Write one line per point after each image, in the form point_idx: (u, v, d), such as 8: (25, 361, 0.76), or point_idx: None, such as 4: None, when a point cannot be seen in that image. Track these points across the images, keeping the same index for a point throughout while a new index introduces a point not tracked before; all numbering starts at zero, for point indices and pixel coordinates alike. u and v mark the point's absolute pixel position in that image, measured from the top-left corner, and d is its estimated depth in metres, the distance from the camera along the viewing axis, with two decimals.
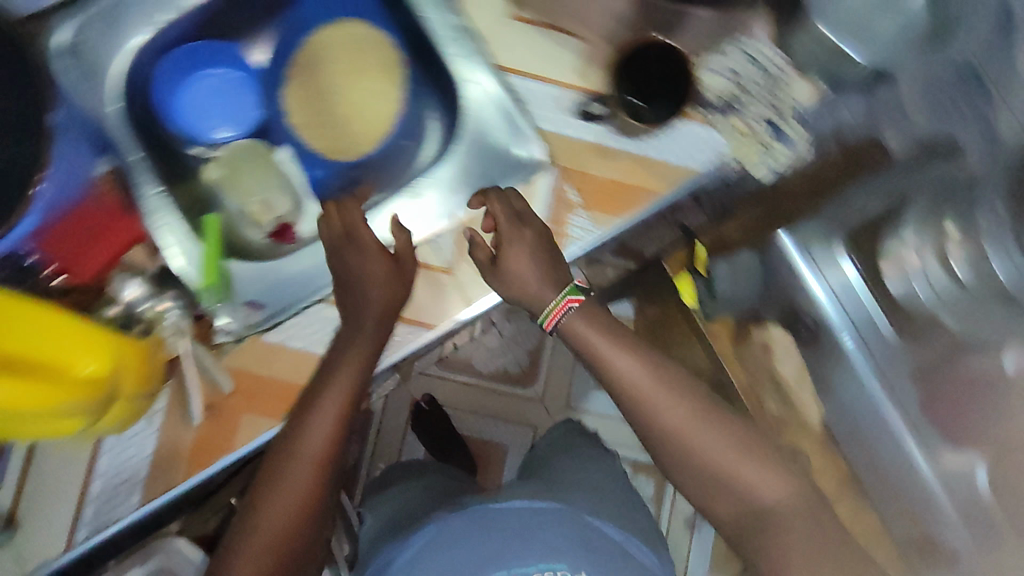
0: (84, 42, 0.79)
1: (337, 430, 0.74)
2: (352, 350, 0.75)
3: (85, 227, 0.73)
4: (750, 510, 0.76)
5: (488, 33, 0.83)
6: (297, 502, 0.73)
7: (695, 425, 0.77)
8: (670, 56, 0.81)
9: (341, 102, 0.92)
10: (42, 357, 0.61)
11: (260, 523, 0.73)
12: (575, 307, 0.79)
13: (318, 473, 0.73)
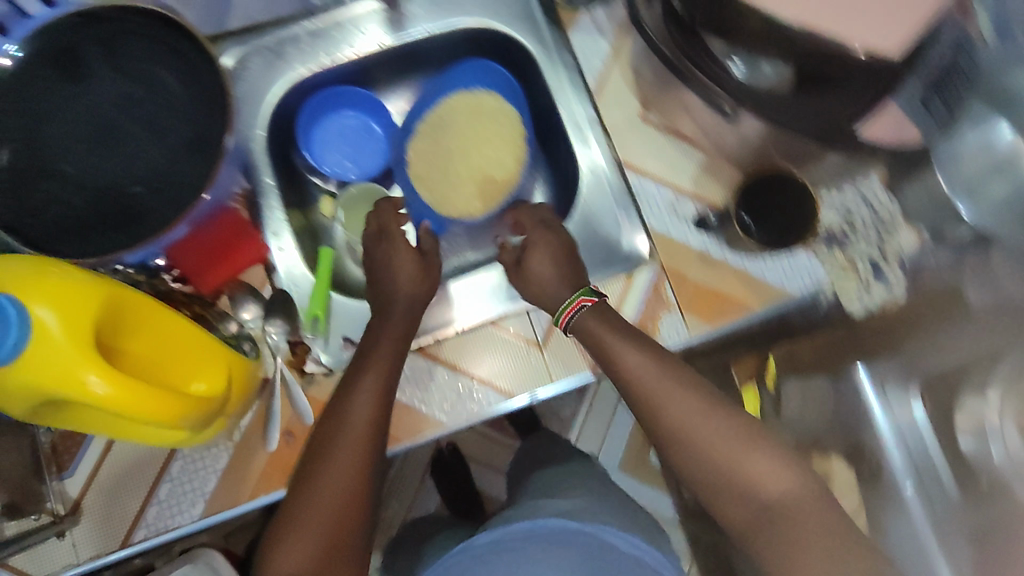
0: (242, 69, 0.87)
1: (376, 423, 0.73)
2: (386, 343, 0.76)
3: (214, 245, 0.76)
4: (758, 508, 0.68)
5: (614, 128, 0.88)
6: (343, 497, 0.71)
7: (703, 417, 0.71)
8: (796, 184, 0.79)
9: (463, 166, 0.94)
10: (166, 364, 0.61)
11: (301, 522, 0.70)
12: (586, 307, 0.77)
13: (362, 469, 0.72)
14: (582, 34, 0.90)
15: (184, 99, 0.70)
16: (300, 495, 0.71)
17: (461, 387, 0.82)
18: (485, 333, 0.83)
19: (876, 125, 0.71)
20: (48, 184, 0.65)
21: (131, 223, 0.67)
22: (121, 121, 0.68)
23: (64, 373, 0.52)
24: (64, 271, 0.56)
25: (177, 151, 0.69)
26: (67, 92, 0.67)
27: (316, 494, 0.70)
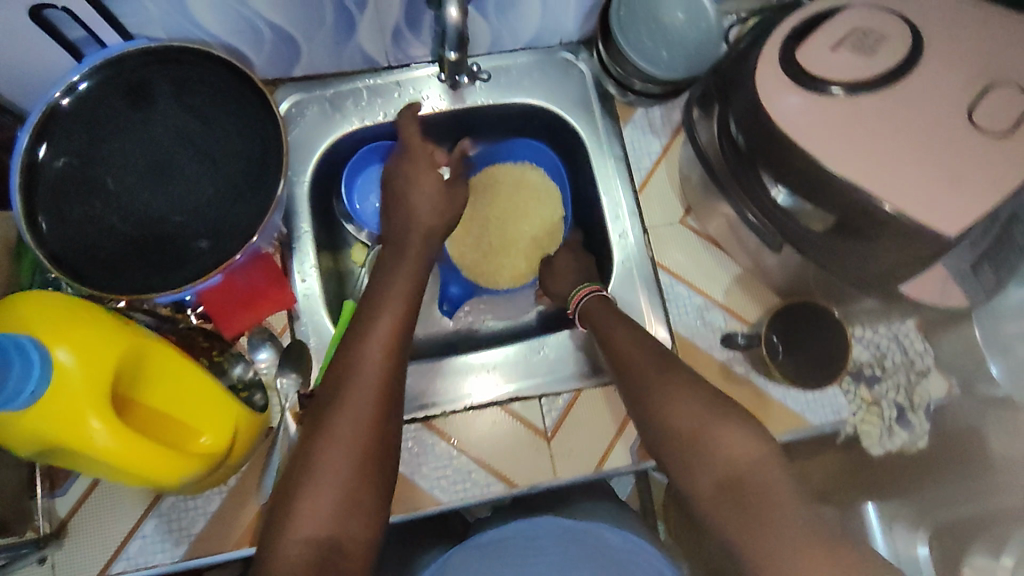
0: (299, 115, 0.88)
1: (382, 383, 0.63)
2: (386, 319, 0.68)
3: (244, 292, 0.77)
4: (729, 476, 0.60)
5: (653, 229, 0.88)
6: (354, 455, 0.59)
7: (675, 377, 0.67)
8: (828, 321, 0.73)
9: (499, 235, 0.94)
10: (174, 413, 0.61)
11: (310, 484, 0.57)
12: (600, 295, 0.81)
13: (373, 425, 0.61)
14: (634, 129, 0.90)
15: (234, 142, 0.71)
16: (303, 471, 0.58)
17: (463, 466, 0.80)
18: (494, 414, 0.82)
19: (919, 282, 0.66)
20: (94, 214, 0.67)
21: (166, 262, 0.68)
22: (175, 160, 0.70)
23: (69, 420, 0.52)
24: (90, 313, 0.56)
25: (225, 195, 0.70)
26: (128, 127, 0.69)
27: (321, 454, 0.59)
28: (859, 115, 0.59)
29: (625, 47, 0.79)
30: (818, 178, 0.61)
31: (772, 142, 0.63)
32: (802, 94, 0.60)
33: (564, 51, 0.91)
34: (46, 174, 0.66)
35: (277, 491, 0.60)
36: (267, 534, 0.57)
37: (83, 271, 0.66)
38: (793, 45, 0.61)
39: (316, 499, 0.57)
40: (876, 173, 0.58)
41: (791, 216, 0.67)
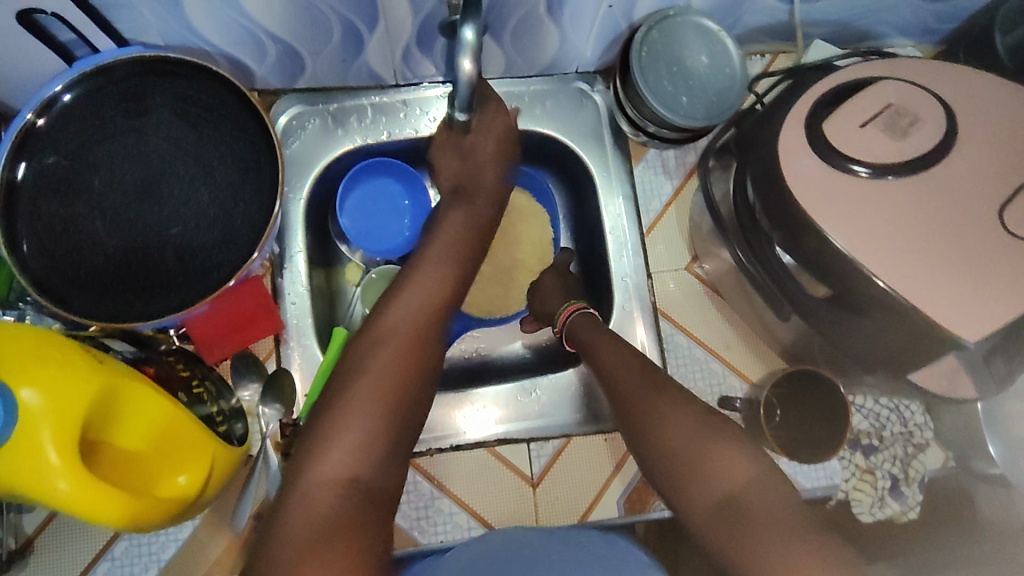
0: (299, 128, 0.85)
1: (415, 339, 0.64)
2: (426, 280, 0.69)
3: (230, 316, 0.76)
4: (720, 502, 0.58)
5: (657, 273, 0.86)
6: (383, 404, 0.59)
7: (662, 401, 0.64)
8: (827, 385, 0.72)
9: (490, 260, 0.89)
10: (150, 451, 0.59)
11: (339, 427, 0.57)
12: (591, 312, 0.78)
13: (407, 377, 0.61)
14: (646, 168, 0.88)
15: (230, 159, 0.68)
16: (331, 415, 0.58)
17: (446, 507, 0.78)
18: (482, 456, 0.80)
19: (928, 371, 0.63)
20: (77, 235, 0.64)
21: (151, 289, 0.65)
22: (166, 181, 0.67)
23: (33, 473, 0.50)
24: (61, 354, 0.53)
25: (216, 219, 0.67)
26: (117, 144, 0.66)
27: (353, 399, 0.58)
28: (882, 199, 0.56)
29: (644, 88, 0.75)
30: (834, 258, 0.58)
31: (789, 214, 0.61)
32: (825, 171, 0.58)
33: (579, 81, 0.88)
34: (28, 191, 0.63)
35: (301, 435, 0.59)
36: (289, 480, 0.56)
37: (64, 295, 0.63)
38: (819, 117, 0.59)
39: (344, 442, 0.56)
40: (895, 262, 0.56)
41: (803, 289, 0.65)
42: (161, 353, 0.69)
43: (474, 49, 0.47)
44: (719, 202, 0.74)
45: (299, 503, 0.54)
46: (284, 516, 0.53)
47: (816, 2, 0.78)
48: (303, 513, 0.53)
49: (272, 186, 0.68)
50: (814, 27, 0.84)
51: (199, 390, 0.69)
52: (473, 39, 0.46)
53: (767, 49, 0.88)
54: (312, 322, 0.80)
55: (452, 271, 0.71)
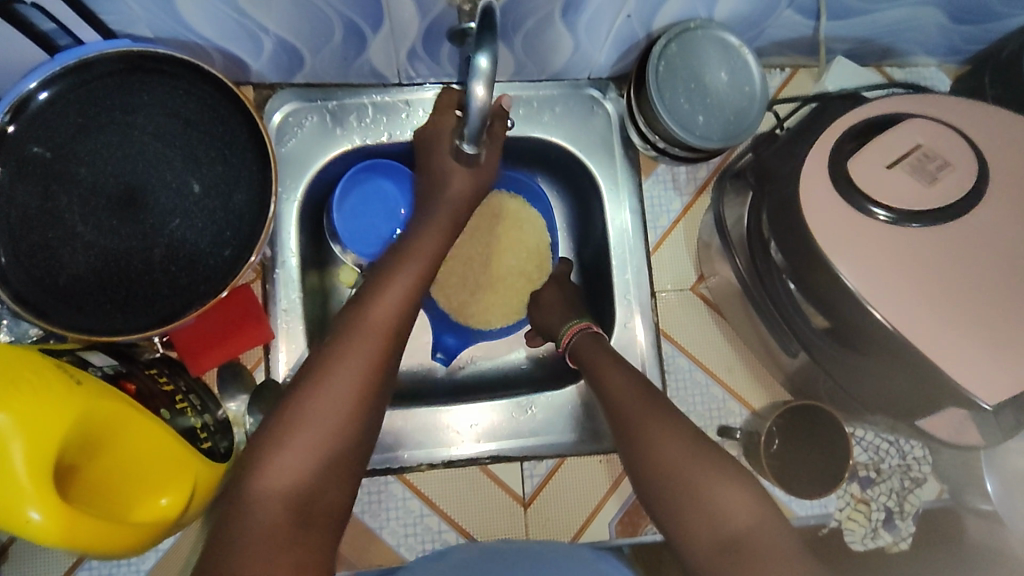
0: (296, 125, 0.81)
1: (387, 337, 0.59)
2: (404, 274, 0.64)
3: (216, 327, 0.73)
4: (721, 538, 0.55)
5: (661, 292, 0.84)
6: (346, 410, 0.55)
7: (662, 426, 0.62)
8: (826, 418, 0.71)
9: (483, 271, 0.86)
10: (130, 475, 0.57)
11: (298, 430, 0.53)
12: (592, 331, 0.76)
13: (372, 378, 0.57)
14: (655, 182, 0.85)
15: (221, 164, 0.65)
16: (291, 416, 0.54)
17: (434, 523, 0.77)
18: (474, 473, 0.79)
19: (937, 418, 0.61)
20: (57, 243, 0.61)
21: (132, 302, 0.62)
22: (151, 184, 0.63)
23: (4, 503, 0.47)
24: (37, 376, 0.50)
25: (203, 228, 0.64)
26: (101, 145, 0.62)
27: (314, 400, 0.55)
28: (902, 245, 0.55)
29: (660, 107, 0.71)
30: (848, 301, 0.57)
31: (803, 252, 0.58)
32: (844, 212, 0.56)
33: (591, 88, 0.84)
34: (4, 193, 0.60)
35: (256, 432, 0.55)
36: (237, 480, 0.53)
37: (41, 306, 0.60)
38: (844, 155, 0.56)
39: (302, 446, 0.53)
40: (908, 311, 0.54)
41: (811, 327, 0.63)
42: (143, 362, 0.67)
43: (489, 75, 0.45)
44: (729, 228, 0.72)
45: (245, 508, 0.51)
46: (226, 524, 0.50)
47: (843, 20, 0.75)
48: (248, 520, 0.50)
49: (264, 194, 0.65)
50: (838, 43, 0.81)
51: (183, 404, 0.66)
52: (488, 67, 0.44)
53: (789, 63, 0.86)
54: (303, 331, 0.78)
55: (432, 263, 0.66)
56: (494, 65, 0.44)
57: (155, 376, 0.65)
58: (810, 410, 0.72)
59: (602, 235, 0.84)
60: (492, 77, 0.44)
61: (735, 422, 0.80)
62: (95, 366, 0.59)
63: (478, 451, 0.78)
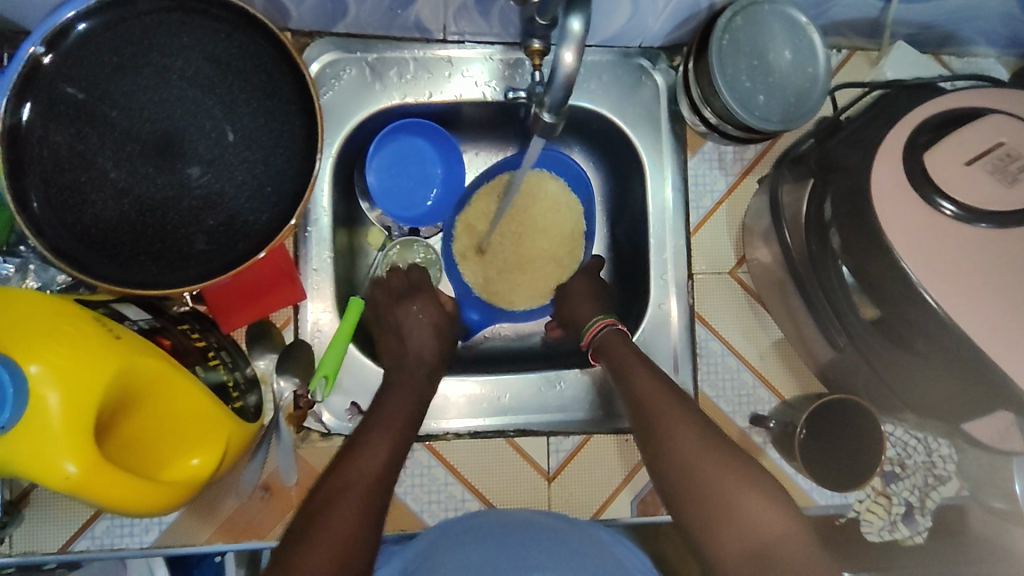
0: (333, 77, 0.78)
1: (392, 456, 0.63)
2: (400, 402, 0.68)
3: (249, 288, 0.71)
4: (752, 545, 0.55)
5: (699, 273, 0.82)
6: (376, 482, 0.60)
7: (691, 427, 0.62)
8: (857, 409, 0.70)
9: (515, 251, 0.84)
10: (161, 438, 0.55)
11: (318, 543, 0.54)
12: (616, 327, 0.74)
13: (381, 491, 0.60)
14: (701, 160, 0.83)
15: (263, 114, 0.62)
16: (329, 490, 0.58)
17: (455, 492, 0.77)
18: (499, 445, 0.78)
19: (982, 421, 0.63)
20: (90, 190, 0.58)
21: (167, 254, 0.60)
22: (187, 132, 0.60)
23: (40, 456, 0.46)
24: (74, 327, 0.49)
25: (242, 182, 0.61)
26: (136, 88, 0.59)
27: (350, 470, 0.60)
28: (964, 244, 0.55)
29: (721, 83, 0.68)
30: (910, 297, 0.57)
31: (869, 243, 0.58)
32: (913, 207, 0.56)
33: (641, 57, 0.81)
34: (35, 133, 0.57)
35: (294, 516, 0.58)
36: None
37: (73, 255, 0.57)
38: (920, 149, 0.56)
39: (322, 559, 0.53)
40: (967, 311, 0.55)
41: (861, 320, 0.63)
42: (175, 315, 0.65)
43: (579, 40, 0.47)
44: (780, 215, 0.70)
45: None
46: None
47: (912, 3, 0.72)
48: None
49: (307, 150, 0.62)
50: (902, 27, 0.78)
51: (214, 360, 0.64)
52: (580, 30, 0.47)
53: (846, 44, 0.82)
54: (333, 294, 0.77)
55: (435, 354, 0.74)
56: (584, 30, 0.47)
57: (187, 332, 0.63)
58: (838, 403, 0.71)
59: (641, 213, 0.82)
60: (582, 40, 0.47)
61: (764, 409, 0.80)
62: (130, 319, 0.57)
63: (504, 423, 0.78)
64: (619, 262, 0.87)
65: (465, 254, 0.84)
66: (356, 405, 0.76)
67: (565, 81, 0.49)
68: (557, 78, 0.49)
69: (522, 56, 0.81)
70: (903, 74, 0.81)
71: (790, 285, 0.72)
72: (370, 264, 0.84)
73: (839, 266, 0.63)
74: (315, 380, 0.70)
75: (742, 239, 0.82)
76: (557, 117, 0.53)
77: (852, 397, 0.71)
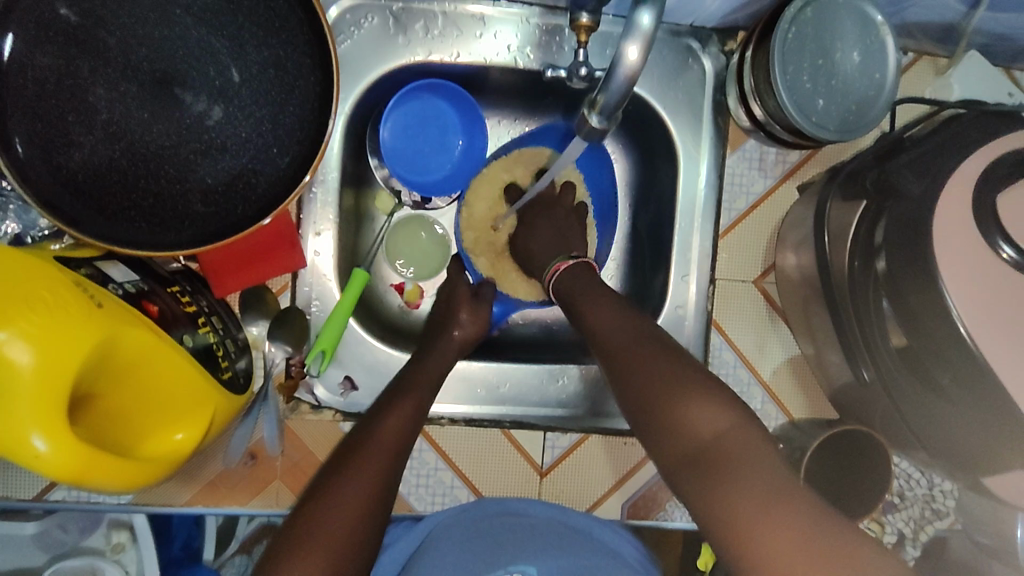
0: (353, 24, 0.71)
1: (408, 428, 0.60)
2: (422, 376, 0.66)
3: (245, 252, 0.66)
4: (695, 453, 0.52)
5: (723, 281, 0.77)
6: (367, 504, 0.53)
7: (670, 374, 0.55)
8: (859, 437, 0.69)
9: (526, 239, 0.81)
10: (144, 406, 0.52)
11: (330, 505, 0.51)
12: (561, 269, 0.71)
13: (398, 463, 0.57)
14: (740, 158, 0.77)
15: (274, 67, 0.55)
16: (313, 508, 0.51)
17: (445, 478, 0.74)
18: (495, 436, 0.75)
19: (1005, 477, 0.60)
20: (78, 132, 0.52)
21: (162, 211, 0.55)
22: (188, 78, 0.54)
23: (9, 431, 0.42)
24: (52, 295, 0.45)
25: (247, 138, 0.56)
26: (134, 21, 0.53)
27: (339, 485, 0.53)
28: (1017, 293, 0.52)
29: (779, 79, 0.62)
30: (949, 341, 0.53)
31: (914, 277, 0.54)
32: (972, 247, 0.52)
33: (691, 37, 0.74)
34: (18, 62, 0.50)
35: (277, 531, 0.52)
36: (265, 561, 0.49)
37: (59, 206, 0.52)
38: (991, 187, 0.52)
39: (333, 521, 0.50)
40: (1010, 363, 0.51)
41: (889, 351, 0.59)
42: (168, 278, 0.60)
43: (646, 37, 0.43)
44: (820, 230, 0.65)
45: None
46: None
47: (999, 12, 0.65)
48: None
49: (320, 110, 0.56)
50: (979, 37, 0.71)
51: (205, 326, 0.60)
52: (649, 26, 0.43)
53: (914, 47, 0.75)
54: (335, 262, 0.73)
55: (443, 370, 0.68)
56: (653, 26, 0.43)
57: (177, 295, 0.59)
58: (849, 432, 0.69)
59: (669, 206, 0.77)
60: (651, 37, 0.43)
61: (770, 425, 0.77)
62: (115, 282, 0.53)
63: (502, 413, 0.76)
64: (636, 254, 0.82)
65: (472, 241, 0.80)
66: (350, 380, 0.73)
67: (624, 83, 0.45)
68: (617, 76, 0.44)
69: (561, 23, 0.74)
70: (971, 87, 0.75)
71: (816, 303, 0.68)
72: (377, 233, 0.80)
73: (878, 295, 0.59)
74: (313, 354, 0.68)
75: (772, 247, 0.78)
76: (609, 122, 0.48)
77: (850, 427, 0.69)
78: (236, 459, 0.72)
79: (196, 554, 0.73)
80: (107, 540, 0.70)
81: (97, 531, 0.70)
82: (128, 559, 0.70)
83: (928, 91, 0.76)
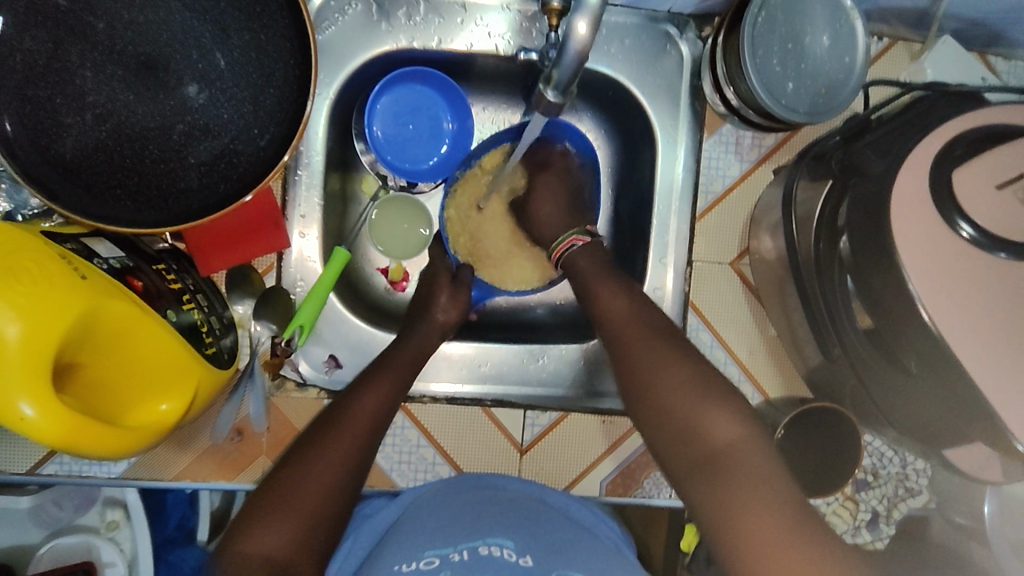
0: (337, 11, 0.72)
1: (386, 403, 0.62)
2: (403, 357, 0.68)
3: (228, 231, 0.68)
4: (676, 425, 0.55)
5: (700, 264, 0.79)
6: (341, 473, 0.55)
7: (653, 347, 0.60)
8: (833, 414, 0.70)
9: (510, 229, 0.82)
10: (127, 378, 0.54)
11: (306, 471, 0.53)
12: (576, 245, 0.72)
13: (372, 436, 0.59)
14: (717, 142, 0.78)
15: (256, 52, 0.57)
16: (289, 474, 0.53)
17: (428, 455, 0.76)
18: (476, 414, 0.77)
19: (963, 450, 0.61)
20: (65, 113, 0.54)
21: (145, 189, 0.57)
22: (172, 60, 0.56)
23: None
24: (38, 267, 0.47)
25: (229, 119, 0.58)
26: (120, 6, 0.54)
27: (315, 454, 0.55)
28: (974, 271, 0.53)
29: (750, 63, 0.64)
30: (909, 319, 0.55)
31: (875, 254, 0.56)
32: (930, 224, 0.53)
33: (669, 23, 0.76)
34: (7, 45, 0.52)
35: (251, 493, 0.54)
36: (235, 526, 0.51)
37: (47, 185, 0.54)
38: (949, 167, 0.53)
39: (307, 487, 0.52)
40: (965, 336, 0.53)
41: (855, 329, 0.61)
42: (155, 257, 0.62)
43: (594, 12, 0.46)
44: (788, 211, 0.67)
45: (243, 547, 0.48)
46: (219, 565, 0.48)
47: None
48: (249, 560, 0.48)
49: (299, 92, 0.58)
50: (950, 21, 0.73)
51: (189, 304, 0.62)
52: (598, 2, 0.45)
53: (889, 32, 0.76)
54: (320, 244, 0.75)
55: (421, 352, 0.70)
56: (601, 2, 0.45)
57: (162, 273, 0.61)
58: (821, 411, 0.70)
59: (649, 190, 0.78)
60: (598, 13, 0.45)
61: None
62: (100, 257, 0.55)
63: (482, 392, 0.78)
64: (617, 239, 0.83)
65: (450, 224, 0.80)
66: (334, 358, 0.75)
67: (576, 58, 0.48)
68: (568, 52, 0.47)
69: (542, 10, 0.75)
70: (942, 72, 0.75)
71: (789, 283, 0.70)
72: (361, 213, 0.81)
73: (844, 272, 0.61)
74: (290, 330, 0.70)
75: (748, 231, 0.79)
76: (563, 96, 0.51)
77: (823, 405, 0.70)
78: (222, 437, 0.74)
79: (192, 533, 0.78)
80: (101, 519, 0.74)
81: (92, 509, 0.74)
82: (122, 536, 0.74)
83: (903, 75, 0.77)
